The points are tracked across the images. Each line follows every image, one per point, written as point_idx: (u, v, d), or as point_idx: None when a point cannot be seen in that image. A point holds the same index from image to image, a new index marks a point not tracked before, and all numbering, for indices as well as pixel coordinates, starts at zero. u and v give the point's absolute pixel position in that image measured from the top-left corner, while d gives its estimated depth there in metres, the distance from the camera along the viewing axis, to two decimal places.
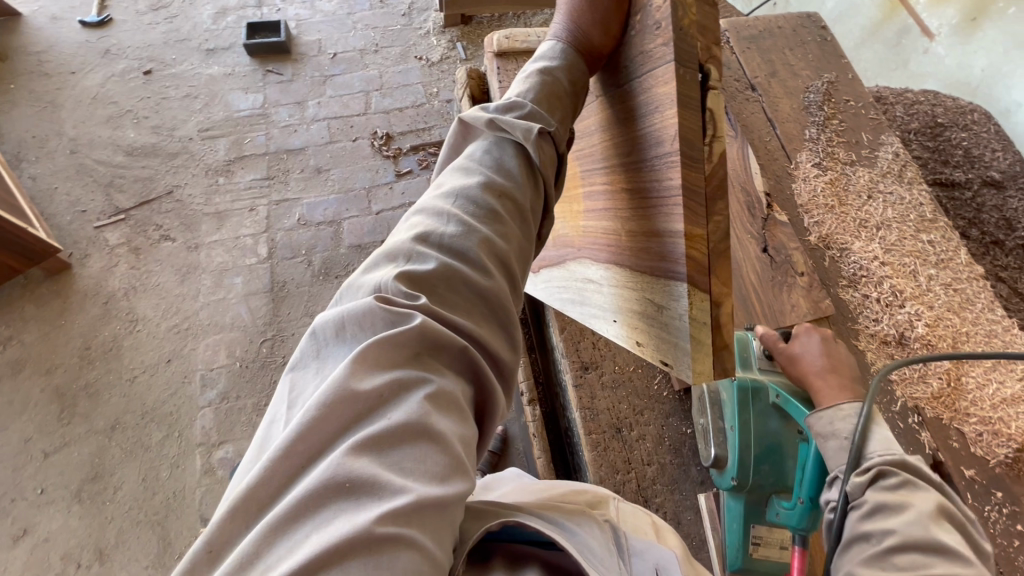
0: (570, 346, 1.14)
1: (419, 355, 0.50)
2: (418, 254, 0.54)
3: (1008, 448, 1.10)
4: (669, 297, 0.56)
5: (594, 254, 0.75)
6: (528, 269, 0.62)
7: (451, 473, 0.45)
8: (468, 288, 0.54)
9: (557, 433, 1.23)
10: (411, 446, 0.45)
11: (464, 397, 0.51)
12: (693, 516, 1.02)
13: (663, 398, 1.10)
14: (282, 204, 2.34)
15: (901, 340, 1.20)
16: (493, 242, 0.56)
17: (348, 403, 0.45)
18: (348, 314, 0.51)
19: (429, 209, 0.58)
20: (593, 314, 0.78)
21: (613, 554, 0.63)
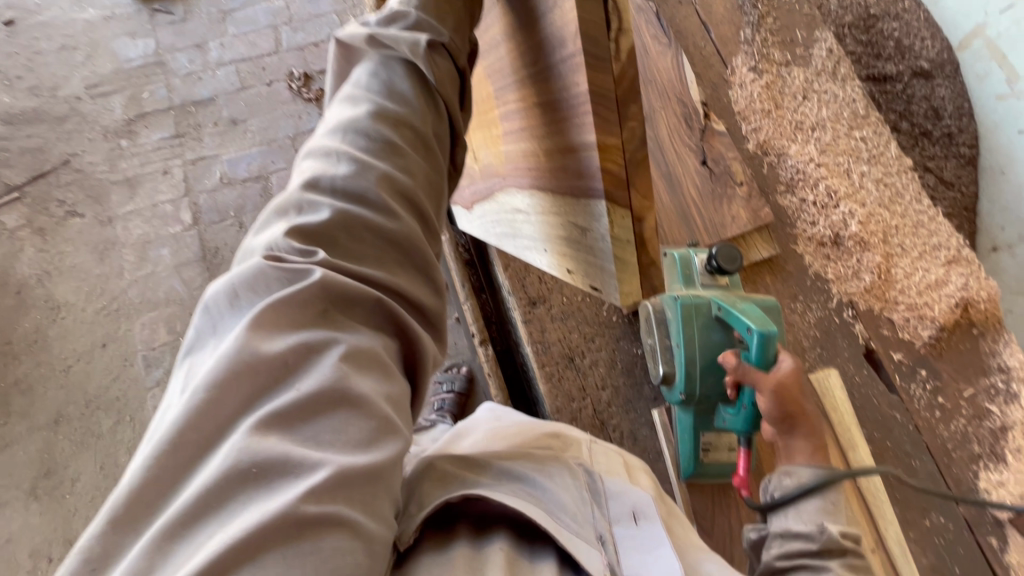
0: (515, 283, 1.12)
1: (326, 313, 0.46)
2: (308, 203, 0.49)
3: (931, 330, 1.17)
4: (590, 218, 0.56)
5: (517, 180, 0.70)
6: (441, 205, 0.58)
7: (377, 436, 0.43)
8: (374, 234, 0.50)
9: (513, 370, 1.23)
10: (329, 415, 0.42)
11: (389, 352, 0.49)
12: (648, 431, 1.06)
13: (612, 323, 1.10)
14: (199, 164, 2.16)
15: (836, 240, 1.24)
16: (394, 178, 0.52)
17: (247, 375, 0.41)
18: (237, 281, 0.46)
19: (318, 150, 0.53)
20: (526, 246, 0.75)
21: (589, 504, 0.61)
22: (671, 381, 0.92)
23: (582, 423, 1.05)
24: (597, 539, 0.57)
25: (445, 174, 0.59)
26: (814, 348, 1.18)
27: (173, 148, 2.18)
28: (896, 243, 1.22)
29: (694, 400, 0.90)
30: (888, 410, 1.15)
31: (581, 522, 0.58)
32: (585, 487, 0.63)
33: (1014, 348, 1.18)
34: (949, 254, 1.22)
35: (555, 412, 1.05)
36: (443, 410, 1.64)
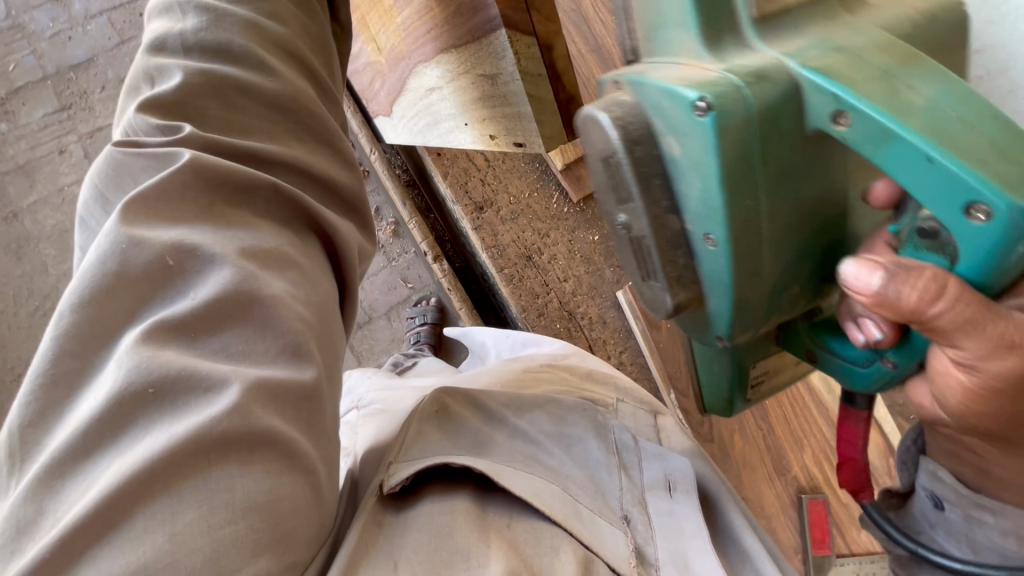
0: (457, 190, 1.06)
1: (212, 206, 0.46)
2: (160, 72, 0.48)
3: None
4: (495, 61, 0.64)
5: (422, 52, 0.73)
6: (324, 54, 0.58)
7: (296, 350, 0.44)
8: (247, 95, 0.49)
9: (475, 283, 1.20)
10: (235, 326, 0.42)
11: (294, 240, 0.49)
12: (616, 312, 1.06)
13: (564, 214, 1.06)
14: (97, 136, 1.95)
15: None
16: (258, 25, 0.51)
17: (125, 286, 0.41)
18: (103, 181, 0.45)
19: (163, 11, 0.51)
20: (446, 128, 0.80)
21: (614, 472, 0.64)
22: (700, 307, 0.58)
23: (550, 317, 1.05)
24: (621, 519, 0.60)
25: (324, 27, 0.59)
26: None
27: (63, 123, 1.95)
28: None
29: (755, 333, 0.59)
30: None
31: (604, 501, 0.61)
32: (614, 453, 0.67)
33: None
34: None
35: (522, 312, 1.04)
36: (421, 342, 1.64)
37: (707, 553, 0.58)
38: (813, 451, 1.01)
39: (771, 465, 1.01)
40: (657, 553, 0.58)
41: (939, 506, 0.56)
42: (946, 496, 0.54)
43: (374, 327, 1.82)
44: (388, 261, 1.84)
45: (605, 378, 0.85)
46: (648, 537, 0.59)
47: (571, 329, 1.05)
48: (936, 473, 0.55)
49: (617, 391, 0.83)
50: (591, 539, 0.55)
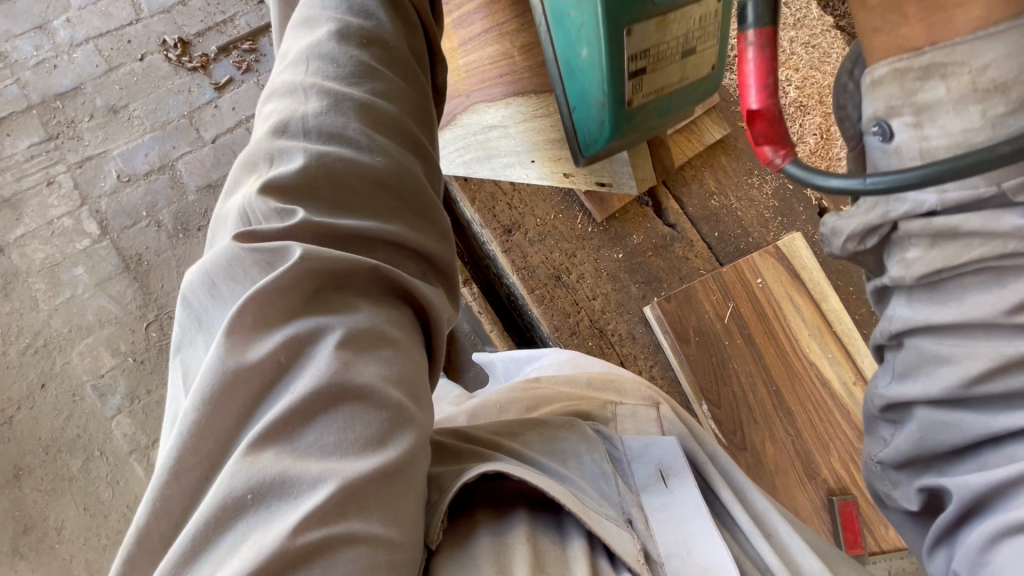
0: (485, 214, 1.08)
1: (319, 293, 0.44)
2: (279, 155, 0.49)
3: None
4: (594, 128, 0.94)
5: (487, 92, 1.01)
6: (425, 126, 0.61)
7: (389, 431, 0.40)
8: (357, 174, 0.50)
9: (499, 302, 1.22)
10: (330, 415, 0.39)
11: (395, 322, 0.46)
12: (644, 327, 1.10)
13: (589, 233, 1.10)
14: (87, 165, 1.90)
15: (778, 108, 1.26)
16: (372, 105, 0.54)
17: (234, 389, 0.38)
18: (212, 272, 0.44)
19: (281, 95, 0.54)
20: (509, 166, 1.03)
21: (614, 478, 0.61)
22: None
23: (582, 335, 1.07)
24: (625, 521, 0.56)
25: (426, 97, 0.62)
26: (775, 218, 1.22)
27: (50, 154, 1.90)
28: (832, 102, 1.25)
29: None
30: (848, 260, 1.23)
31: (608, 504, 0.57)
32: (607, 459, 0.64)
33: None
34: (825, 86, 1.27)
35: (555, 331, 1.06)
36: None
37: (709, 534, 0.57)
38: (839, 453, 1.05)
39: (802, 469, 1.04)
40: (671, 549, 0.55)
41: (887, 137, 0.50)
42: (892, 102, 0.48)
43: None
44: None
45: (606, 383, 0.86)
46: (649, 535, 0.56)
47: (602, 346, 1.07)
48: (876, 75, 0.48)
49: (616, 397, 0.81)
50: (602, 530, 0.52)
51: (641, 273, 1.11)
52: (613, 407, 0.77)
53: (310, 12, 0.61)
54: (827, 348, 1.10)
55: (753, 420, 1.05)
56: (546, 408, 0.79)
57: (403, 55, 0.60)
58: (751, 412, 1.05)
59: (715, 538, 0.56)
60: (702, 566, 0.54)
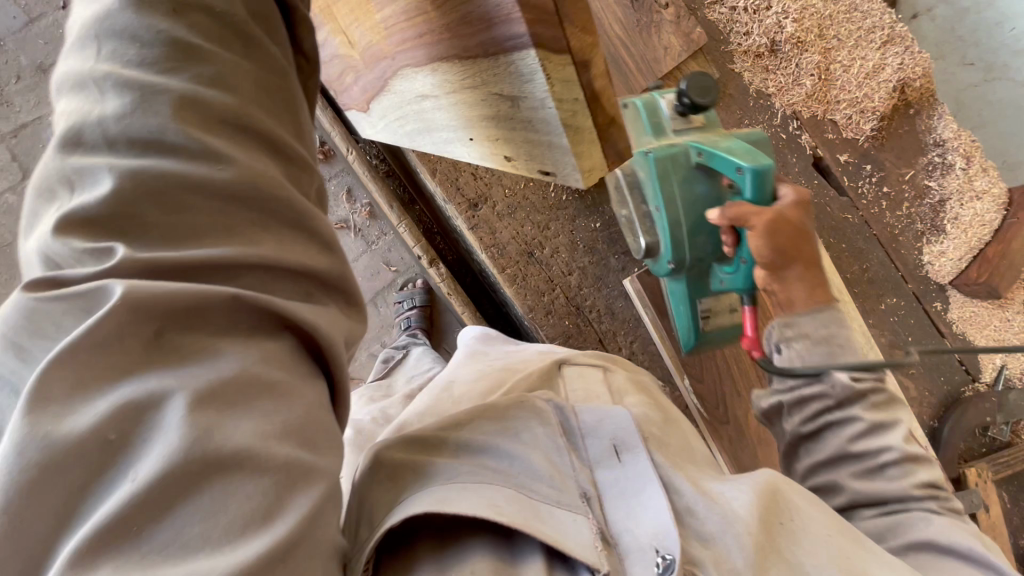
0: (448, 188, 0.98)
1: (162, 335, 0.30)
2: (78, 169, 0.31)
3: (873, 121, 1.17)
4: (519, 82, 0.40)
5: (407, 56, 0.53)
6: (289, 105, 0.38)
7: (276, 502, 0.30)
8: (196, 194, 0.32)
9: (471, 275, 1.15)
10: (189, 501, 0.28)
11: (275, 359, 0.34)
12: (624, 302, 1.03)
13: (563, 203, 1.01)
14: (20, 134, 1.74)
15: (773, 47, 1.14)
16: (198, 97, 0.33)
17: (37, 486, 0.26)
18: (9, 330, 0.30)
19: (68, 73, 0.34)
20: (448, 140, 0.63)
21: (566, 453, 0.56)
22: None
23: (558, 314, 1.01)
24: (581, 499, 0.53)
25: (287, 65, 0.38)
26: None
27: None
28: (832, 36, 1.15)
29: None
30: (840, 215, 1.17)
31: (562, 486, 0.53)
32: (560, 432, 0.58)
33: (948, 120, 1.22)
34: (828, 19, 1.15)
35: (529, 312, 0.99)
36: (413, 328, 1.60)
37: (657, 502, 0.54)
38: None
39: None
40: (622, 523, 0.52)
41: None
42: None
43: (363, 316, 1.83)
44: (367, 246, 1.82)
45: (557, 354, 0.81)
46: (605, 518, 0.53)
47: (579, 324, 1.01)
48: None
49: (565, 358, 0.78)
50: (555, 536, 0.48)
51: (621, 244, 1.03)
52: (562, 370, 0.75)
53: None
54: None
55: (736, 394, 1.02)
56: (494, 386, 0.74)
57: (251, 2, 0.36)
58: (733, 386, 1.02)
59: (661, 503, 0.53)
60: (651, 531, 0.51)
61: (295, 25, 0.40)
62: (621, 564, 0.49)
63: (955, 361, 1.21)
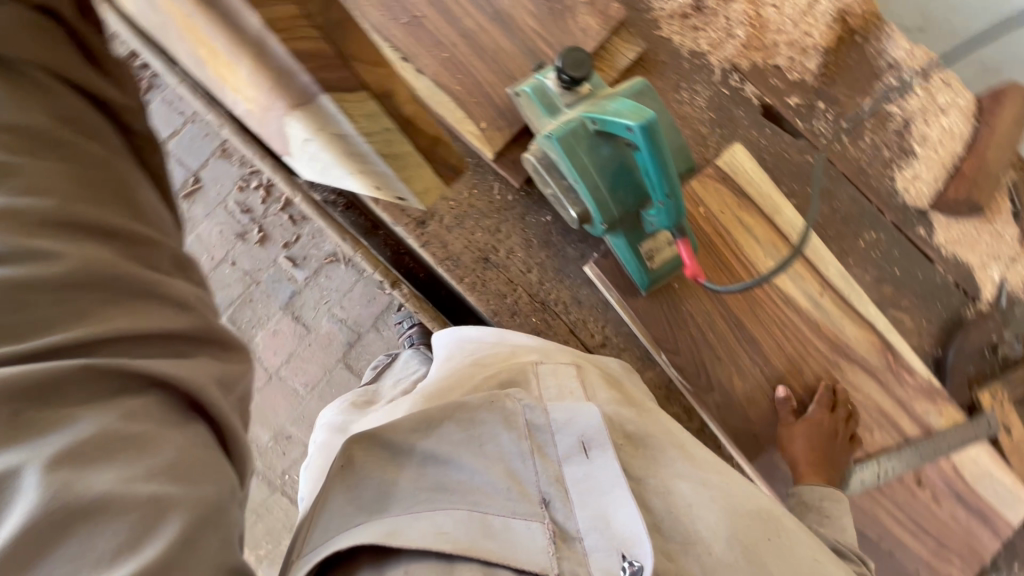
0: (393, 211, 0.99)
1: (19, 416, 0.33)
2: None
3: (816, 58, 1.13)
4: (333, 120, 0.44)
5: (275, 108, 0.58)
6: (122, 187, 0.43)
7: (142, 533, 0.32)
8: (35, 291, 0.36)
9: (441, 289, 1.16)
10: (49, 555, 0.30)
11: (139, 413, 0.37)
12: (589, 289, 1.03)
13: (509, 203, 1.03)
14: None
15: (697, 6, 1.12)
16: (19, 209, 0.36)
17: None
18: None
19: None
20: (341, 175, 0.67)
21: (528, 461, 0.66)
22: None
23: (523, 313, 1.01)
24: (540, 502, 0.63)
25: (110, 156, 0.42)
26: (714, 131, 1.12)
27: None
28: None
29: None
30: (800, 158, 1.14)
31: (521, 496, 0.62)
32: (525, 437, 0.68)
33: (897, 39, 1.17)
34: None
35: (495, 316, 1.00)
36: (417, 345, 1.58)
37: (623, 502, 0.63)
38: (814, 370, 1.03)
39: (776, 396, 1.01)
40: (587, 521, 0.61)
41: None
42: None
43: (365, 343, 1.85)
44: (359, 274, 1.87)
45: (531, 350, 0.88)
46: (566, 513, 0.62)
47: (547, 319, 1.02)
48: None
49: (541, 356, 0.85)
50: (501, 552, 0.56)
51: (575, 232, 1.03)
52: (536, 367, 0.81)
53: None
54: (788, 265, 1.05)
55: (717, 360, 1.00)
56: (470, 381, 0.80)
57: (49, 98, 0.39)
58: (713, 352, 1.00)
59: (629, 506, 0.62)
60: (619, 539, 0.59)
61: (119, 116, 0.45)
62: (585, 561, 0.58)
63: (951, 284, 1.16)
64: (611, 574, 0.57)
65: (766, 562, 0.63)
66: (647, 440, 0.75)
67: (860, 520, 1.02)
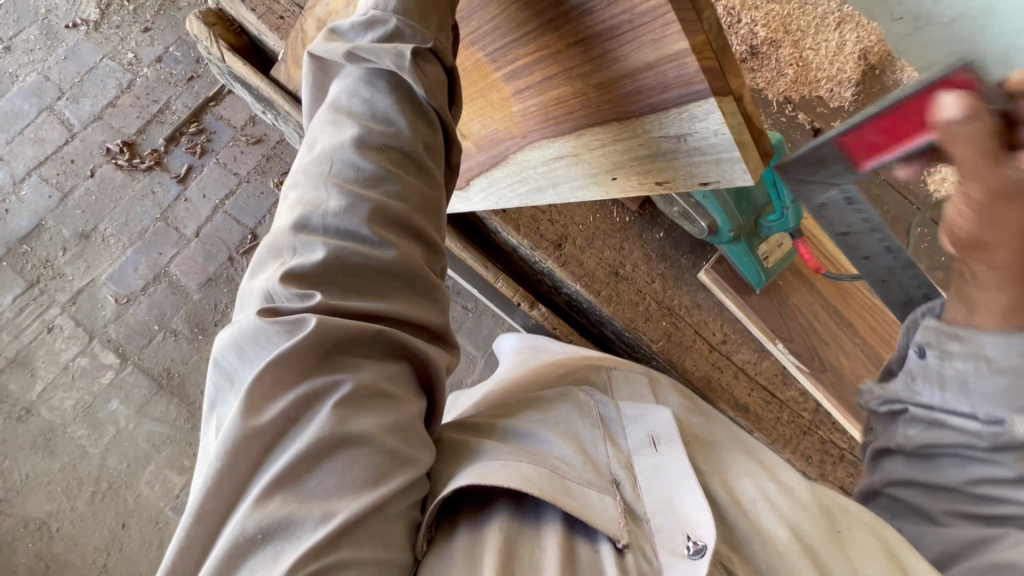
0: (533, 236, 1.11)
1: (326, 357, 0.42)
2: (301, 242, 0.43)
3: (852, 88, 1.35)
4: (686, 123, 0.51)
5: (540, 134, 0.67)
6: (441, 218, 0.51)
7: (386, 470, 0.41)
8: (372, 267, 0.44)
9: (559, 308, 1.27)
10: (330, 461, 0.39)
11: (395, 377, 0.45)
12: (705, 292, 1.16)
13: (628, 223, 1.17)
14: (81, 298, 1.88)
15: (753, 50, 1.33)
16: (389, 208, 0.45)
17: (251, 441, 0.39)
18: (236, 335, 0.42)
19: (305, 176, 0.46)
20: (562, 193, 0.76)
21: (599, 437, 0.63)
22: None
23: (656, 318, 1.13)
24: (612, 482, 0.59)
25: (442, 189, 0.51)
26: None
27: (38, 300, 1.86)
28: (795, 30, 1.35)
29: None
30: None
31: (597, 473, 0.59)
32: (599, 424, 0.66)
33: (908, 71, 1.42)
34: (789, 15, 1.35)
35: (631, 323, 1.11)
36: None
37: (693, 489, 0.58)
38: None
39: (877, 370, 1.16)
40: (656, 505, 0.58)
41: None
42: None
43: None
44: None
45: (600, 359, 0.87)
46: (636, 496, 0.59)
47: (676, 322, 1.14)
48: None
49: (609, 364, 0.84)
50: (585, 512, 0.53)
51: (685, 244, 1.18)
52: (608, 371, 0.80)
53: (340, 106, 0.49)
54: None
55: (825, 343, 1.15)
56: (553, 372, 0.80)
57: (419, 154, 0.48)
58: (820, 337, 1.15)
59: (699, 496, 0.57)
60: (686, 521, 0.56)
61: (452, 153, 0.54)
62: (648, 537, 0.55)
63: None
64: (678, 555, 0.54)
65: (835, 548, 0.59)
66: (714, 442, 0.72)
67: None
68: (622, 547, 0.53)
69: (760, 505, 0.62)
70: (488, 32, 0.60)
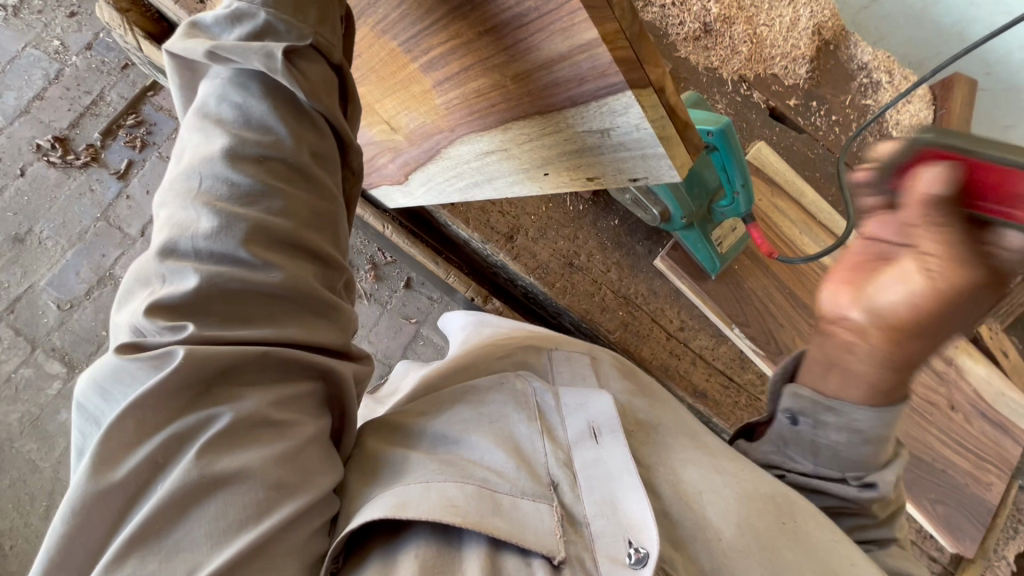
0: (484, 230, 1.07)
1: (199, 393, 0.41)
2: (170, 269, 0.41)
3: (805, 65, 1.35)
4: (608, 118, 0.47)
5: (467, 127, 0.63)
6: (337, 228, 0.49)
7: (264, 508, 0.40)
8: (255, 292, 0.42)
9: (516, 301, 1.24)
10: (201, 506, 0.38)
11: (286, 401, 0.44)
12: (661, 279, 1.15)
13: (582, 212, 1.13)
14: (19, 305, 1.77)
15: (706, 28, 1.29)
16: (268, 226, 0.42)
17: (107, 497, 0.38)
18: (100, 376, 0.41)
19: (173, 194, 0.43)
20: (498, 186, 0.72)
21: (539, 437, 0.62)
22: None
23: (612, 308, 1.11)
24: (550, 485, 0.58)
25: (337, 199, 0.49)
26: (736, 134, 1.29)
27: None
28: (748, 6, 1.32)
29: None
30: (807, 150, 1.33)
31: (531, 477, 0.58)
32: (536, 416, 0.65)
33: (862, 46, 1.41)
34: None
35: (586, 315, 1.09)
36: None
37: (633, 488, 0.57)
38: None
39: None
40: (596, 509, 0.57)
41: None
42: None
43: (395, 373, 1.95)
44: (382, 307, 1.99)
45: (545, 338, 0.84)
46: (575, 497, 0.58)
47: (633, 311, 1.12)
48: None
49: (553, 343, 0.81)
50: (511, 530, 0.51)
51: (640, 231, 1.16)
52: (549, 353, 0.78)
53: (207, 113, 0.45)
54: (818, 238, 1.22)
55: (780, 326, 1.15)
56: (489, 355, 0.77)
57: (303, 163, 0.45)
58: (775, 320, 1.15)
59: (640, 498, 0.56)
60: (626, 523, 0.55)
61: (347, 149, 0.51)
62: (589, 545, 0.54)
63: None
64: (618, 562, 0.53)
65: (777, 545, 0.59)
66: (657, 426, 0.70)
67: (917, 448, 1.18)
68: (558, 563, 0.51)
69: (704, 495, 0.62)
70: (395, 20, 0.55)
